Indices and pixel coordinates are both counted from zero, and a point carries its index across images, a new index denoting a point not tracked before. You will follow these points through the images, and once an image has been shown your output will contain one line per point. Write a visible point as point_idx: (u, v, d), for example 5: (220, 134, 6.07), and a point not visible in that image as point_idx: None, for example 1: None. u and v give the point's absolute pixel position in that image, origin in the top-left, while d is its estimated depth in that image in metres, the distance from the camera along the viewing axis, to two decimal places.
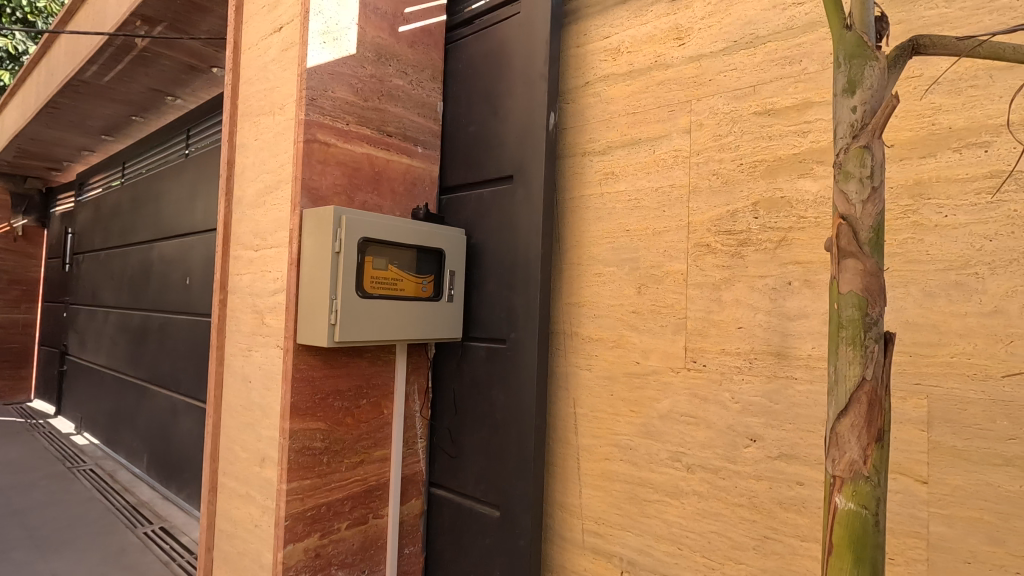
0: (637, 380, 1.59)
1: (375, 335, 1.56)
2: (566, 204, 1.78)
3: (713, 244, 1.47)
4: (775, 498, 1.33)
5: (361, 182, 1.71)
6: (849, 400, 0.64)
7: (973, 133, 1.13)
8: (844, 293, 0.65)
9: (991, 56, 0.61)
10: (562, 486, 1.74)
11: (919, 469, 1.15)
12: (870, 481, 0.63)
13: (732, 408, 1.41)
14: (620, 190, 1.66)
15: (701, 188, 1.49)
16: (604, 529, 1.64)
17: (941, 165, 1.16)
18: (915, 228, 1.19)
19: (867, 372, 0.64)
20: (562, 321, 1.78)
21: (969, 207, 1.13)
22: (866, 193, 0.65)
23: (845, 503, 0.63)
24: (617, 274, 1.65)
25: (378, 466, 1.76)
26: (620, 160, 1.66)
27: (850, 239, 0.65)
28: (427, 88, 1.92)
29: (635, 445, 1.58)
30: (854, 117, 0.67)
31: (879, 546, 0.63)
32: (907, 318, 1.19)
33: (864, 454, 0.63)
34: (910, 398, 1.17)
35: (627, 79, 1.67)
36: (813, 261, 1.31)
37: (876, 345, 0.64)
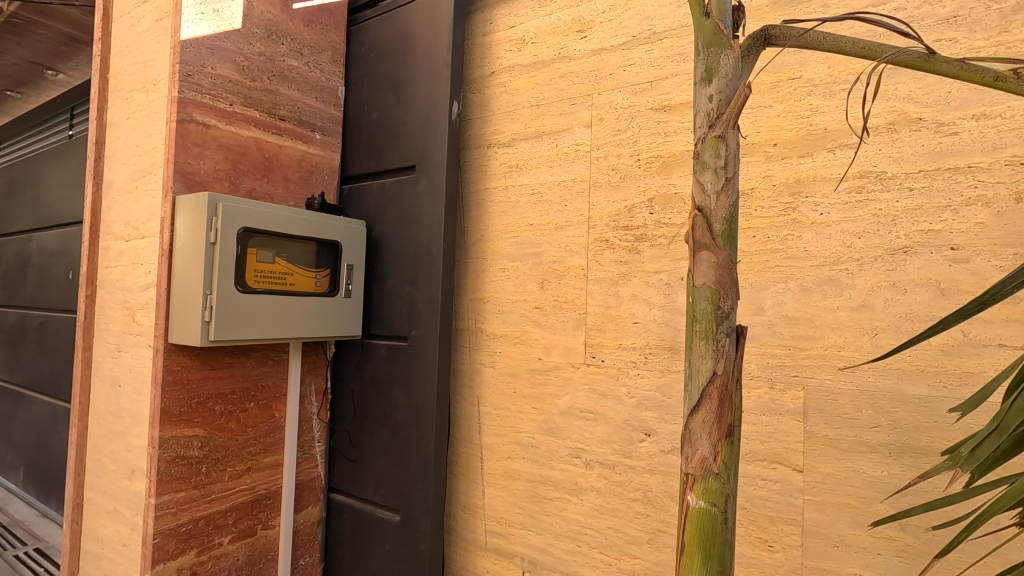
0: (539, 376, 1.57)
1: (258, 333, 1.45)
2: (471, 197, 1.74)
3: (612, 239, 1.47)
4: (667, 492, 1.35)
5: (248, 168, 1.58)
6: (702, 395, 0.63)
7: (845, 135, 1.18)
8: (698, 286, 0.64)
9: (835, 50, 0.60)
10: (465, 487, 1.70)
11: (795, 458, 1.20)
12: (720, 479, 0.61)
13: (628, 403, 1.42)
14: (523, 184, 1.64)
15: (601, 183, 1.50)
16: (506, 528, 1.61)
17: (818, 165, 1.20)
18: (793, 224, 1.22)
19: (719, 367, 0.62)
20: (466, 317, 1.73)
21: (841, 205, 1.18)
22: (720, 184, 0.64)
23: (696, 501, 0.62)
24: (520, 269, 1.63)
25: (268, 473, 1.64)
26: (524, 153, 1.64)
27: (704, 231, 0.64)
28: (326, 70, 1.81)
29: (536, 443, 1.57)
30: (710, 106, 0.65)
31: (727, 544, 0.62)
32: (787, 312, 1.22)
33: (714, 451, 0.62)
34: (788, 390, 1.21)
35: (530, 71, 1.64)
36: None
37: (728, 339, 0.63)
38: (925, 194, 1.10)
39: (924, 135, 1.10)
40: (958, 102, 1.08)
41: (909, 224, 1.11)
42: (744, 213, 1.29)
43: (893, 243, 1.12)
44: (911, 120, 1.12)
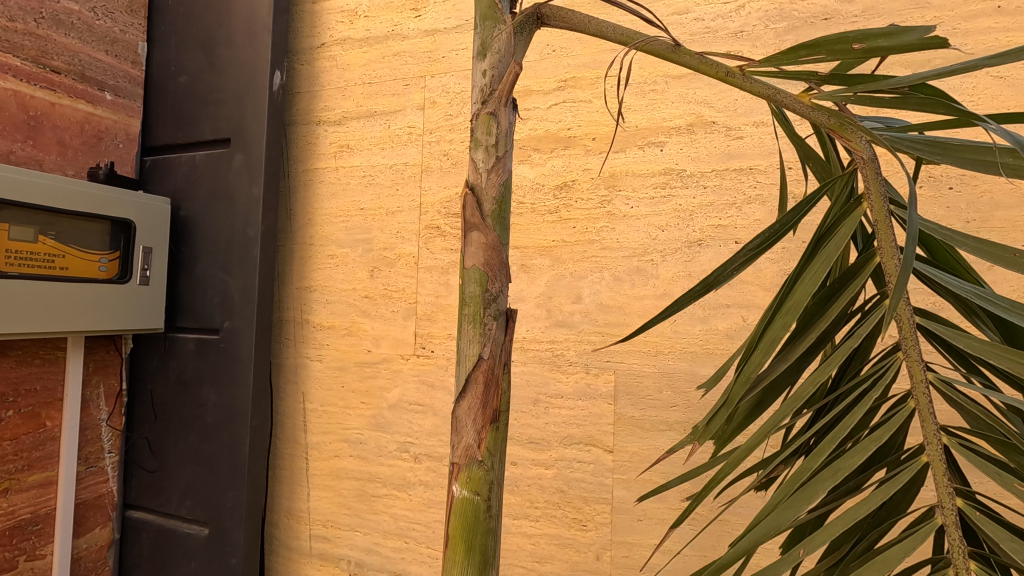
0: (368, 370, 1.50)
1: (11, 326, 1.20)
2: (298, 178, 1.61)
3: (442, 226, 1.44)
4: None
5: (3, 126, 1.31)
6: (468, 380, 0.60)
7: (653, 133, 1.26)
8: (468, 268, 0.61)
9: (598, 35, 0.61)
10: (287, 491, 1.57)
11: (607, 440, 1.26)
12: (484, 466, 0.60)
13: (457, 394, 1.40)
14: (354, 165, 1.55)
15: (432, 168, 1.46)
16: (332, 532, 1.51)
17: (629, 161, 1.28)
18: (608, 217, 1.29)
19: (484, 351, 0.60)
20: (291, 307, 1.60)
21: (648, 199, 1.25)
22: (491, 162, 0.62)
23: (460, 491, 0.59)
24: (350, 256, 1.54)
25: (36, 494, 1.38)
26: (355, 133, 1.55)
27: (474, 211, 0.61)
28: (119, 20, 1.55)
29: (364, 439, 1.49)
30: (484, 81, 0.63)
31: (490, 532, 0.60)
32: (602, 300, 1.28)
33: (478, 438, 0.60)
34: (601, 374, 1.28)
35: (362, 46, 1.55)
36: (529, 246, 1.36)
37: (495, 323, 0.61)
38: (716, 192, 1.20)
39: (716, 138, 1.21)
40: (743, 108, 1.19)
41: (703, 219, 1.21)
42: (565, 205, 1.33)
43: (690, 236, 1.22)
44: (706, 123, 1.22)
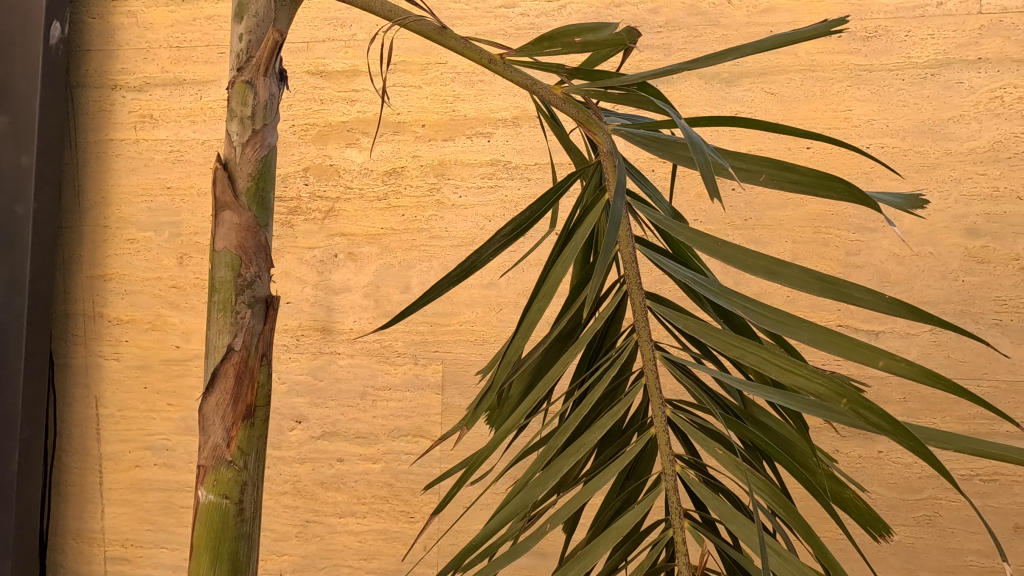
0: (176, 368, 1.34)
1: None
2: (88, 150, 1.39)
3: None
4: (317, 479, 1.30)
5: None
6: (216, 373, 0.55)
7: (481, 124, 1.27)
8: (219, 251, 0.56)
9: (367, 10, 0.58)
10: (76, 510, 1.36)
11: (434, 430, 1.26)
12: (233, 467, 0.55)
13: (277, 390, 1.32)
14: (159, 138, 1.37)
15: None
16: (133, 551, 1.34)
17: (459, 150, 1.28)
18: (437, 205, 1.28)
19: (235, 341, 0.56)
20: (80, 299, 1.38)
21: (476, 189, 1.27)
22: (246, 135, 0.57)
23: (205, 496, 0.54)
24: (154, 241, 1.36)
25: None
26: (160, 102, 1.37)
27: (225, 188, 0.56)
28: None
29: (172, 445, 1.34)
30: (240, 46, 0.57)
31: (242, 538, 0.55)
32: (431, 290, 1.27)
33: (228, 437, 0.55)
34: (430, 365, 1.27)
35: (168, 3, 1.37)
36: (356, 234, 1.31)
37: (250, 310, 0.56)
38: (539, 185, 1.25)
39: (539, 133, 1.25)
40: None
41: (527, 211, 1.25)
42: (394, 191, 1.30)
43: None
44: (531, 118, 1.26)
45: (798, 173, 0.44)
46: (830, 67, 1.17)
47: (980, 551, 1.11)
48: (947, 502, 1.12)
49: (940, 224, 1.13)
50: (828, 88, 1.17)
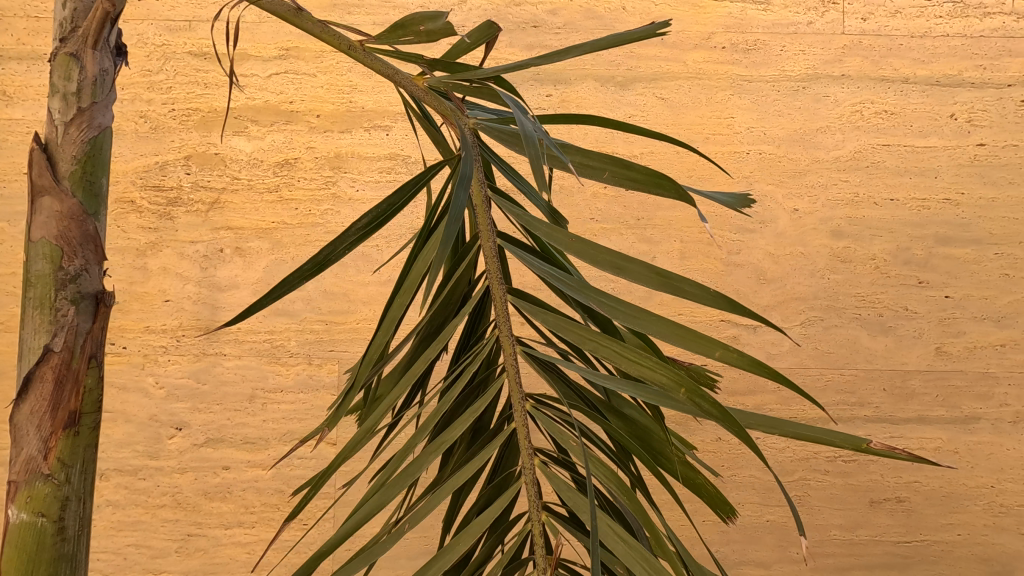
0: None
1: None
2: None
3: (138, 200, 1.23)
4: (199, 490, 1.22)
5: None
6: (31, 378, 0.50)
7: (379, 117, 1.24)
8: (36, 241, 0.50)
9: None
10: None
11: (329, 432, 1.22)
12: (52, 482, 0.50)
13: (154, 395, 1.22)
14: (15, 118, 1.23)
15: (123, 130, 1.23)
16: None
17: (355, 142, 1.24)
18: (333, 199, 1.23)
19: (55, 342, 0.50)
20: None
21: (374, 183, 1.23)
22: (71, 114, 0.51)
23: (15, 515, 0.49)
24: (8, 232, 1.22)
25: None
26: (15, 77, 1.23)
27: (44, 172, 0.50)
28: None
29: None
30: (64, 14, 0.51)
31: (63, 559, 0.50)
32: (326, 287, 1.23)
33: (45, 448, 0.49)
34: (324, 365, 1.22)
35: None
36: (244, 228, 1.23)
37: (74, 307, 0.51)
38: None
39: None
40: None
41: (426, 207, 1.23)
42: (286, 183, 1.24)
43: (414, 223, 1.22)
44: None
45: (636, 172, 0.45)
46: (715, 76, 1.24)
47: (842, 526, 1.21)
48: (815, 483, 1.21)
49: (810, 226, 1.22)
50: (712, 96, 1.24)
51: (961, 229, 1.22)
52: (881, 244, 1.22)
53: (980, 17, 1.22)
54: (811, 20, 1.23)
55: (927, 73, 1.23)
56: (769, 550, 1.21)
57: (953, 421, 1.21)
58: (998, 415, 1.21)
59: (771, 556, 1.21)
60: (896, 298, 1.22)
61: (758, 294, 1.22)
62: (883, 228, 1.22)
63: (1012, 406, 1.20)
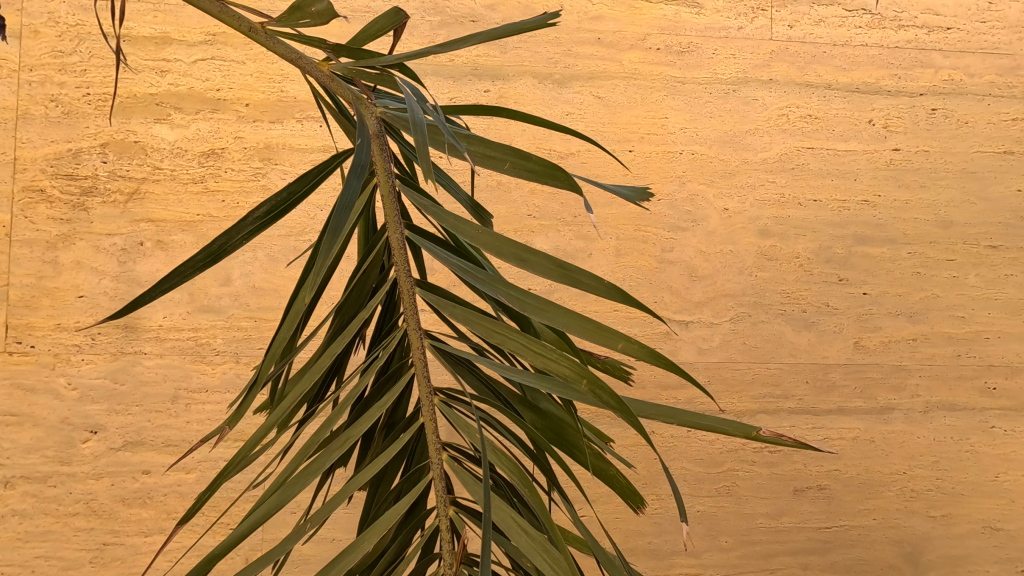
0: None
1: None
2: None
3: (49, 189, 1.15)
4: (116, 496, 1.15)
5: None
6: None
7: (312, 108, 1.20)
8: None
9: None
10: None
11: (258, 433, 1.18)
12: None
13: (66, 397, 1.15)
14: None
15: (32, 114, 1.15)
16: None
17: (286, 132, 1.20)
18: (263, 191, 1.19)
19: None
20: None
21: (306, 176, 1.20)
22: None
23: None
24: None
25: None
26: None
27: None
28: None
29: None
30: None
31: None
32: (255, 282, 1.18)
33: None
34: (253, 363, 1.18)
35: None
36: (167, 220, 1.18)
37: None
38: None
39: None
40: None
41: None
42: (212, 174, 1.19)
43: None
44: None
45: (534, 163, 0.45)
46: (650, 77, 1.26)
47: (767, 514, 1.26)
48: (743, 473, 1.25)
49: (738, 225, 1.27)
50: (647, 97, 1.26)
51: (877, 229, 1.28)
52: (805, 242, 1.27)
53: (895, 28, 1.29)
54: (741, 26, 1.27)
55: (848, 81, 1.29)
56: (700, 539, 1.25)
57: (870, 411, 1.27)
58: (910, 405, 1.28)
59: (701, 545, 1.25)
60: (819, 294, 1.27)
61: (690, 290, 1.26)
62: (807, 228, 1.27)
63: (922, 396, 1.28)
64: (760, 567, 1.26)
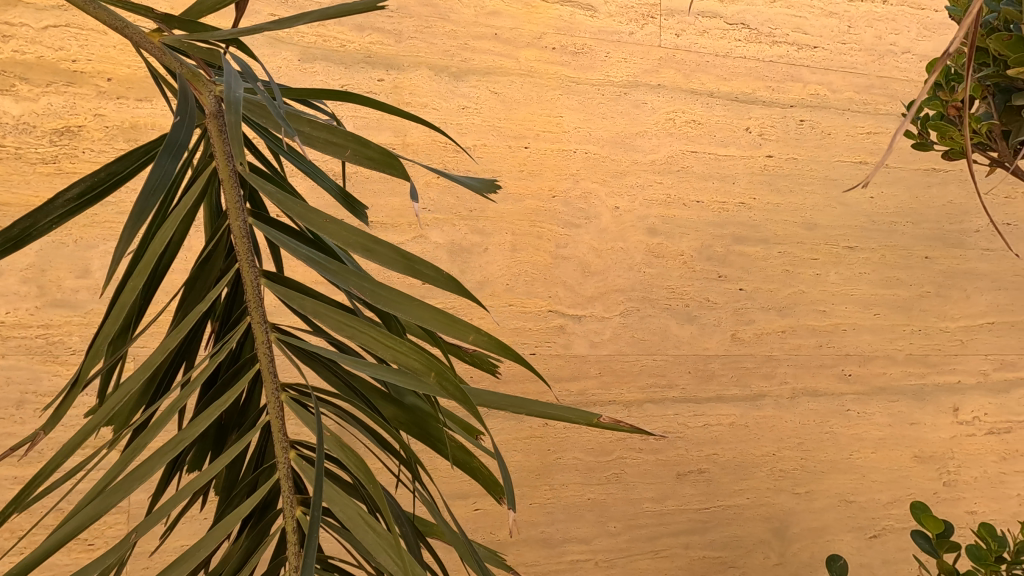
0: None
1: None
2: None
3: None
4: None
5: None
6: None
7: None
8: None
9: None
10: None
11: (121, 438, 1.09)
12: None
13: None
14: None
15: None
16: None
17: (156, 113, 1.11)
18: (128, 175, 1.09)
19: None
20: None
21: None
22: None
23: None
24: None
25: None
26: None
27: None
28: None
29: None
30: None
31: None
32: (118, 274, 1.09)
33: None
34: None
35: None
36: (11, 204, 1.05)
37: None
38: None
39: None
40: (286, 78, 1.17)
41: None
42: (67, 153, 1.07)
43: None
44: None
45: (373, 150, 0.43)
46: (545, 75, 1.28)
47: (653, 498, 1.33)
48: (630, 460, 1.31)
49: (628, 224, 1.32)
50: (542, 95, 1.28)
51: (752, 229, 1.38)
52: (688, 241, 1.35)
53: (769, 44, 1.39)
54: (632, 31, 1.32)
55: (728, 90, 1.37)
56: (590, 526, 1.30)
57: (745, 398, 1.37)
58: (779, 392, 1.39)
59: (591, 531, 1.30)
60: (700, 290, 1.35)
61: (582, 286, 1.30)
62: (691, 227, 1.35)
63: (790, 383, 1.40)
64: (646, 549, 1.32)
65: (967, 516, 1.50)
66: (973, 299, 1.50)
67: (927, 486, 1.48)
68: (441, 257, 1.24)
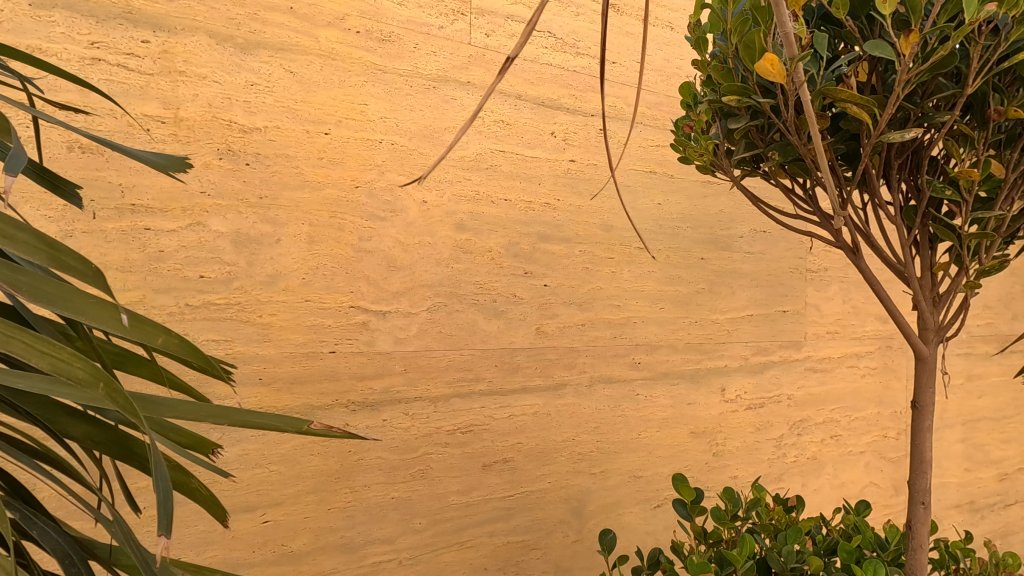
0: None
1: None
2: None
3: None
4: None
5: None
6: None
7: None
8: None
9: None
10: None
11: None
12: None
13: None
14: None
15: None
16: None
17: None
18: None
19: None
20: None
21: None
22: None
23: None
24: None
25: None
26: None
27: None
28: None
29: None
30: None
31: None
32: None
33: None
34: None
35: None
36: None
37: None
38: None
39: None
40: (12, 25, 0.97)
41: None
42: None
43: None
44: None
45: None
46: (348, 59, 1.22)
47: (459, 491, 1.34)
48: (435, 455, 1.31)
49: (436, 219, 1.31)
50: (344, 79, 1.21)
51: (556, 229, 1.46)
52: (496, 238, 1.38)
53: (573, 54, 1.48)
54: (442, 25, 1.31)
55: (535, 94, 1.43)
56: (393, 526, 1.27)
57: (548, 388, 1.45)
58: (579, 381, 1.49)
59: (394, 530, 1.27)
60: (507, 286, 1.40)
61: (387, 281, 1.26)
62: (498, 224, 1.39)
63: (588, 372, 1.51)
64: (451, 542, 1.34)
65: (730, 480, 1.75)
66: (737, 295, 1.75)
67: (700, 457, 1.70)
68: (224, 248, 1.12)
